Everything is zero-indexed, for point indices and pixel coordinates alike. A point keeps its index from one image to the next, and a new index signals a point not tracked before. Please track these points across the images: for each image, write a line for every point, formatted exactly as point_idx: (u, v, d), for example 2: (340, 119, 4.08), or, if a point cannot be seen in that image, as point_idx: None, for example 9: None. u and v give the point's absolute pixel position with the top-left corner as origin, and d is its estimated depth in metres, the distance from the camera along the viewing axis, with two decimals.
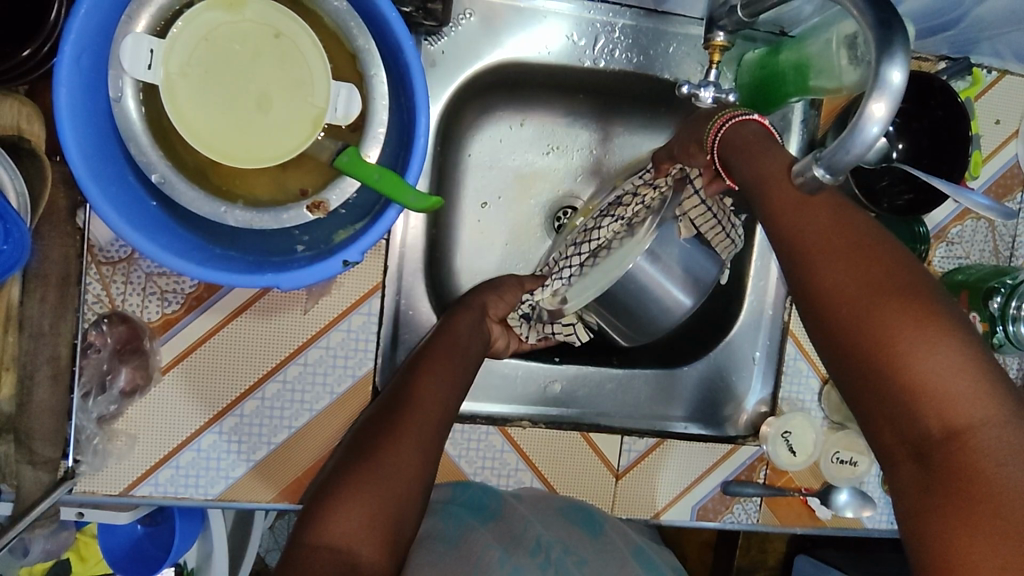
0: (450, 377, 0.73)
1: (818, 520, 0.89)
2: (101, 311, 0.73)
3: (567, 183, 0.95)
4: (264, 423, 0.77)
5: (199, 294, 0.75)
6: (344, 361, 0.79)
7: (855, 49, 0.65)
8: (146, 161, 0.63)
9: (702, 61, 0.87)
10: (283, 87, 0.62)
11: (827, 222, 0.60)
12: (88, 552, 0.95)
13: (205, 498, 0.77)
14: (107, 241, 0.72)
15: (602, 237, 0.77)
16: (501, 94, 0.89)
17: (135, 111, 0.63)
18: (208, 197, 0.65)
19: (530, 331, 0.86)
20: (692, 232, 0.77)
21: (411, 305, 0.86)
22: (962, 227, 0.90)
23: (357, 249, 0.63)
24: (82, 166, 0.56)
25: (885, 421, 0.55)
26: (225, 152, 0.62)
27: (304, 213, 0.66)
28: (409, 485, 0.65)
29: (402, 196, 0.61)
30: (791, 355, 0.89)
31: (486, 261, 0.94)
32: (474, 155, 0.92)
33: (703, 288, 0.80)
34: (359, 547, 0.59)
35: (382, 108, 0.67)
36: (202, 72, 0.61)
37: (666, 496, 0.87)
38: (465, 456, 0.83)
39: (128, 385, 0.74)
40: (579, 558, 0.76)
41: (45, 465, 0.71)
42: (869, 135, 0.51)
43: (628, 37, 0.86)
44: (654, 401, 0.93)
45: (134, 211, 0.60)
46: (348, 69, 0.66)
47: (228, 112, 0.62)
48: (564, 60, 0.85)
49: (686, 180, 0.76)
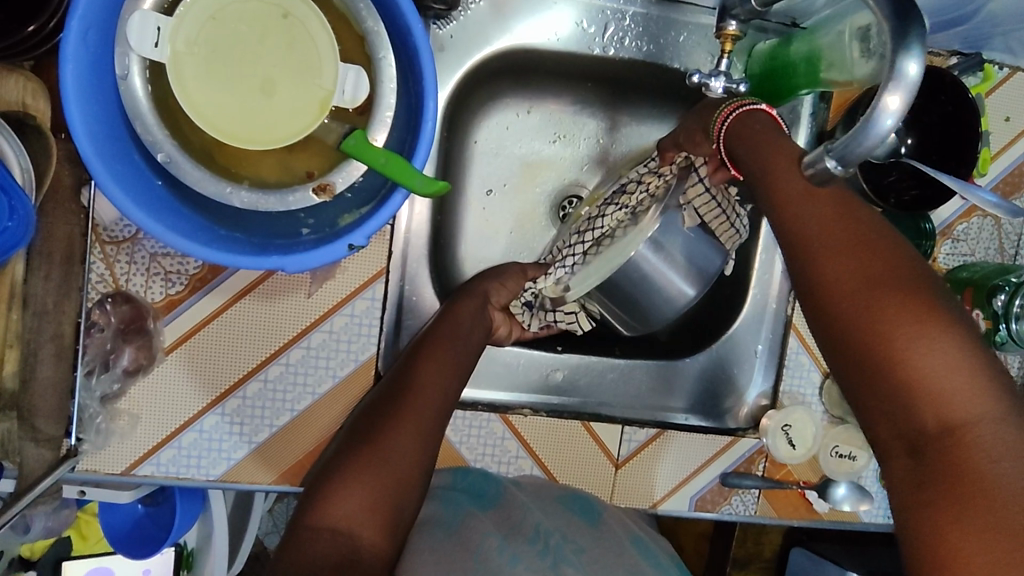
0: (450, 365, 0.73)
1: (815, 513, 0.90)
2: (105, 290, 0.73)
3: (573, 173, 0.95)
4: (266, 405, 0.78)
5: (202, 276, 0.75)
6: (347, 346, 0.79)
7: (866, 42, 0.65)
8: (151, 140, 0.63)
9: (712, 52, 0.86)
10: (288, 69, 0.62)
11: (830, 215, 0.59)
12: (88, 531, 1.00)
13: (207, 479, 0.78)
14: (112, 221, 0.72)
15: (606, 226, 0.77)
16: (509, 80, 0.88)
17: (141, 89, 0.62)
18: (213, 177, 0.65)
19: (533, 319, 0.86)
20: (696, 222, 0.76)
21: (415, 291, 0.85)
22: (968, 225, 0.90)
23: (363, 233, 0.63)
24: (87, 143, 0.56)
25: (882, 415, 0.55)
26: (228, 132, 0.62)
27: (310, 196, 0.66)
28: (409, 470, 0.66)
29: (409, 180, 0.61)
30: (792, 349, 0.89)
31: (490, 249, 0.93)
32: (480, 142, 0.91)
33: (706, 279, 0.79)
34: (359, 529, 0.61)
35: (389, 92, 0.66)
36: (208, 51, 0.61)
37: (665, 487, 0.88)
38: (465, 442, 0.84)
39: (132, 364, 0.74)
40: (576, 546, 0.74)
41: (49, 442, 0.70)
42: (883, 128, 0.51)
43: (638, 25, 0.85)
44: (655, 391, 0.92)
45: (139, 189, 0.60)
46: (356, 52, 0.65)
47: (233, 93, 0.61)
48: (572, 46, 0.85)
49: (690, 168, 0.76)
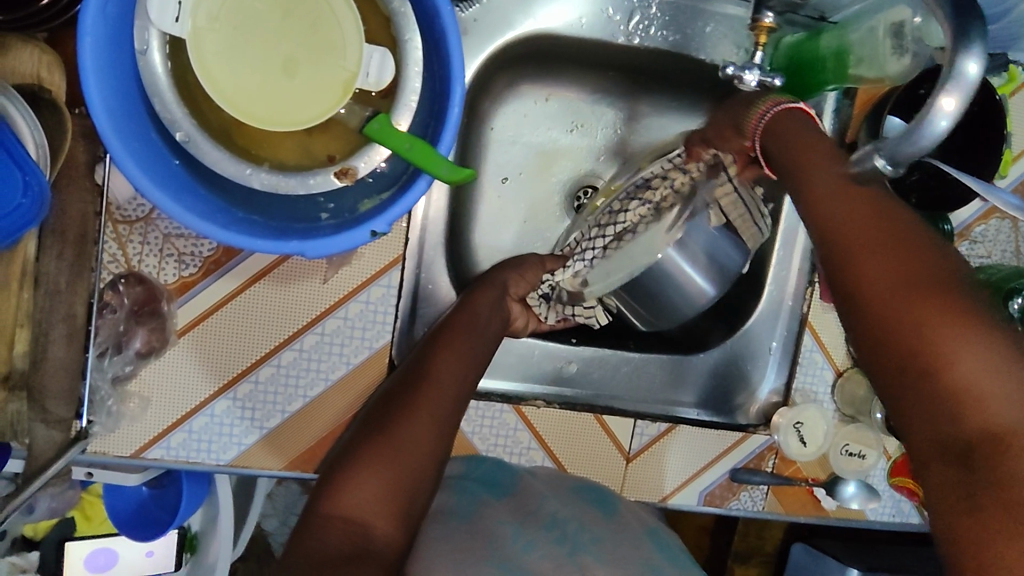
0: (467, 354, 0.73)
1: (823, 510, 0.90)
2: (117, 271, 0.72)
3: (589, 163, 0.94)
4: (279, 391, 0.77)
5: (216, 259, 0.73)
6: (361, 333, 0.78)
7: (900, 39, 0.64)
8: (170, 119, 0.61)
9: (738, 43, 0.85)
10: (311, 50, 0.60)
11: (864, 214, 0.58)
12: (92, 512, 0.98)
13: (217, 464, 0.77)
14: (125, 200, 0.70)
15: (627, 221, 0.76)
16: (530, 66, 0.87)
17: (160, 65, 0.61)
18: (233, 158, 0.63)
19: (550, 311, 0.86)
20: (722, 220, 0.76)
21: (431, 280, 0.83)
22: (985, 226, 0.89)
23: (385, 219, 0.62)
24: (105, 119, 0.55)
25: (920, 420, 0.52)
26: (249, 113, 0.60)
27: (331, 179, 0.65)
28: (422, 459, 0.65)
29: (435, 167, 0.60)
30: (806, 347, 0.89)
31: (505, 239, 0.92)
32: (497, 129, 0.90)
33: (728, 278, 0.79)
34: (372, 519, 0.60)
35: (416, 75, 0.64)
36: (230, 28, 0.59)
37: (674, 481, 0.88)
38: (477, 433, 0.84)
39: (144, 347, 0.72)
40: (592, 535, 0.73)
41: (58, 424, 0.70)
42: (936, 130, 0.51)
43: (665, 14, 0.83)
44: (667, 386, 0.92)
45: (156, 167, 0.59)
46: (382, 33, 0.64)
47: (255, 73, 0.60)
48: (597, 33, 0.83)
49: (719, 167, 0.76)
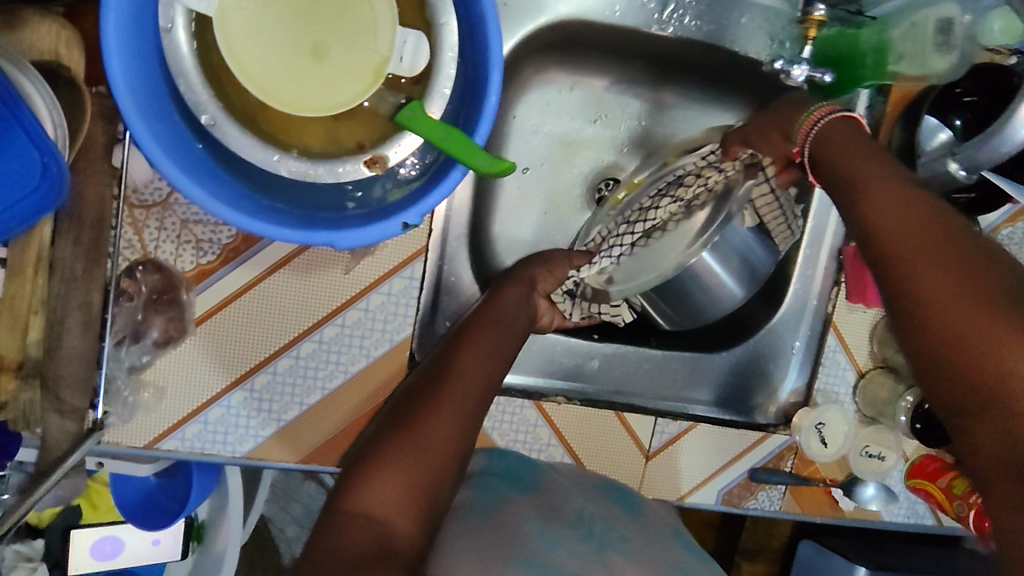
0: (492, 351, 0.71)
1: (839, 510, 0.90)
2: (134, 257, 0.70)
3: (612, 155, 0.91)
4: (296, 383, 0.75)
5: (236, 247, 0.71)
6: (382, 326, 0.76)
7: (948, 35, 0.62)
8: (195, 101, 0.59)
9: (771, 36, 0.82)
10: (342, 32, 0.58)
11: (911, 216, 0.56)
12: (99, 500, 0.97)
13: (232, 456, 0.75)
14: (143, 182, 0.69)
15: (658, 219, 0.74)
16: (558, 53, 0.85)
17: (185, 44, 0.58)
18: (261, 144, 0.60)
19: (574, 308, 0.84)
20: (755, 221, 0.77)
21: (454, 272, 0.81)
22: (1013, 229, 0.88)
23: (418, 211, 0.60)
24: (129, 100, 0.52)
25: (987, 438, 0.47)
26: (277, 97, 0.58)
27: (362, 168, 0.62)
28: (445, 458, 0.63)
29: (472, 158, 0.58)
30: (830, 347, 0.88)
31: (527, 231, 0.90)
32: (519, 118, 0.88)
33: (757, 280, 0.81)
34: (393, 518, 0.58)
35: (450, 60, 0.61)
36: (260, 7, 0.56)
37: (693, 479, 0.87)
38: (498, 428, 0.83)
39: (161, 336, 0.70)
40: (620, 534, 0.72)
41: (74, 413, 0.67)
42: None
43: (699, 2, 0.81)
44: (688, 384, 0.91)
45: (180, 151, 0.56)
46: (416, 16, 0.61)
47: (285, 55, 0.57)
48: (630, 21, 0.81)
49: (757, 166, 0.75)
